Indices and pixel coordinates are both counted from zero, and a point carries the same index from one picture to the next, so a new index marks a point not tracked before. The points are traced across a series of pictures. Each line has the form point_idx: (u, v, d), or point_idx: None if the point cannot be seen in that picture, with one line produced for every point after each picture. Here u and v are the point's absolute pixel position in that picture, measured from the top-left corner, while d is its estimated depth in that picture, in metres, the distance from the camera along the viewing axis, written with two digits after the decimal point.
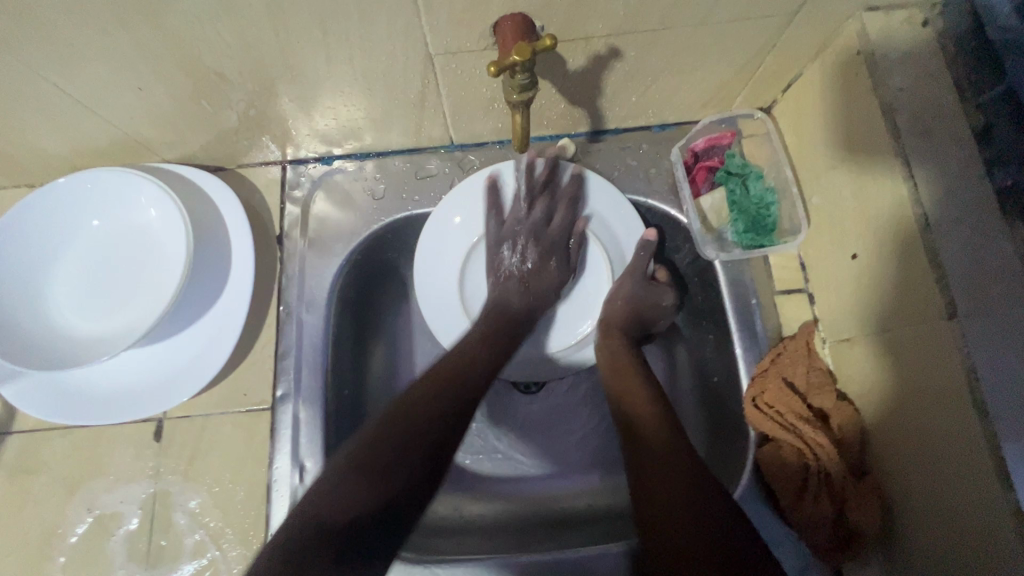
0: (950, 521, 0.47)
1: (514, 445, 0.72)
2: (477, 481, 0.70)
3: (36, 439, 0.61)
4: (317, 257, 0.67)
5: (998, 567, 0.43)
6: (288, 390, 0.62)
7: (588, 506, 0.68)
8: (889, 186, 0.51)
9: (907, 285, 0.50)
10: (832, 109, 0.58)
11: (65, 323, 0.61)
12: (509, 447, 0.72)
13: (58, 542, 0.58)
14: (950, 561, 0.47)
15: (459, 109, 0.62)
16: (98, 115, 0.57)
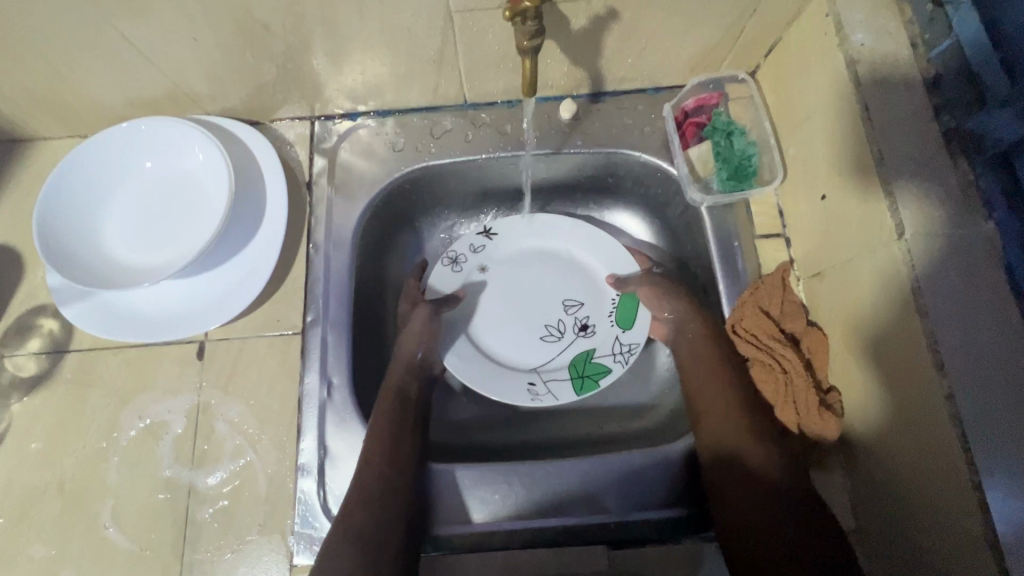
0: (902, 419, 0.53)
1: None
2: (478, 409, 0.77)
3: (91, 356, 0.68)
4: (343, 201, 0.74)
5: (932, 459, 0.50)
6: (317, 315, 0.69)
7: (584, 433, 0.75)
8: (852, 131, 0.58)
9: (866, 217, 0.57)
10: (805, 69, 0.65)
11: (118, 252, 0.69)
12: None
13: (112, 445, 0.65)
14: (900, 454, 0.54)
15: (474, 68, 0.69)
16: (154, 66, 0.64)
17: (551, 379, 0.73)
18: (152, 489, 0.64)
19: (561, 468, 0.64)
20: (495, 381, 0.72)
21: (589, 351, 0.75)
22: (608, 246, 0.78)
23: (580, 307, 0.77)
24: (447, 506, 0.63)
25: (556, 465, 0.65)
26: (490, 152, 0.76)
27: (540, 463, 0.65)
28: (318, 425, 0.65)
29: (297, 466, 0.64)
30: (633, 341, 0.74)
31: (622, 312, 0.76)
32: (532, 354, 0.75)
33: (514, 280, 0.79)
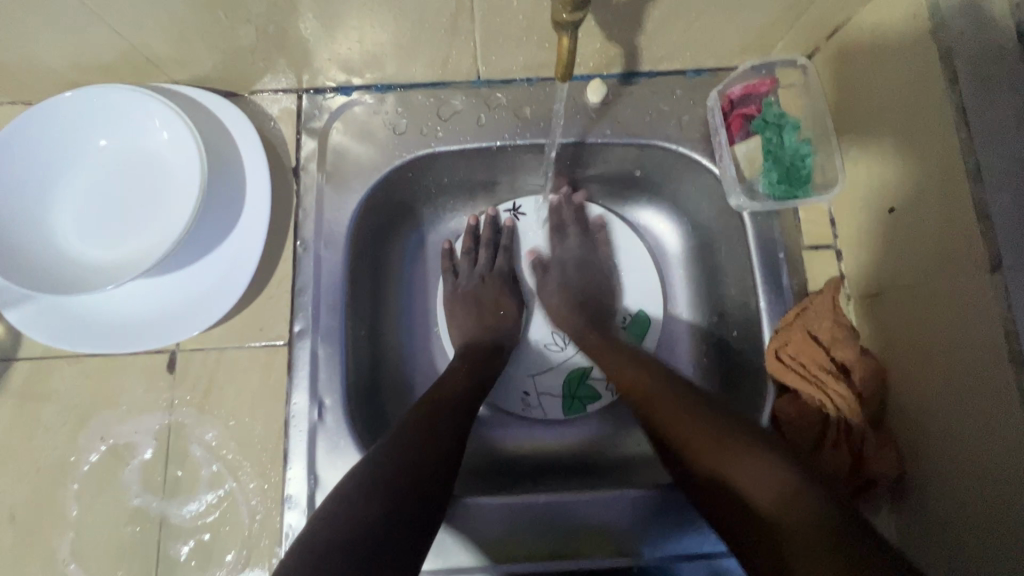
0: (972, 468, 0.48)
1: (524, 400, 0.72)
2: (489, 424, 0.72)
3: (43, 367, 0.59)
4: (336, 191, 0.64)
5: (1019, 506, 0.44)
6: (306, 325, 0.61)
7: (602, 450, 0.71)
8: (939, 135, 0.50)
9: (947, 238, 0.50)
10: (880, 57, 0.56)
11: (71, 248, 0.59)
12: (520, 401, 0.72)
13: (70, 470, 0.57)
14: (967, 507, 0.48)
15: (492, 39, 0.59)
16: (105, 25, 0.53)
17: (545, 392, 0.73)
18: (118, 521, 0.56)
19: (577, 502, 0.59)
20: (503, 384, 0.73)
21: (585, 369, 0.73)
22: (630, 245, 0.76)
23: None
24: (459, 542, 0.58)
25: (571, 498, 0.59)
26: (506, 139, 0.66)
27: (558, 494, 0.59)
28: (307, 451, 0.58)
29: (283, 498, 0.57)
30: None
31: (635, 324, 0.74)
32: (539, 361, 0.74)
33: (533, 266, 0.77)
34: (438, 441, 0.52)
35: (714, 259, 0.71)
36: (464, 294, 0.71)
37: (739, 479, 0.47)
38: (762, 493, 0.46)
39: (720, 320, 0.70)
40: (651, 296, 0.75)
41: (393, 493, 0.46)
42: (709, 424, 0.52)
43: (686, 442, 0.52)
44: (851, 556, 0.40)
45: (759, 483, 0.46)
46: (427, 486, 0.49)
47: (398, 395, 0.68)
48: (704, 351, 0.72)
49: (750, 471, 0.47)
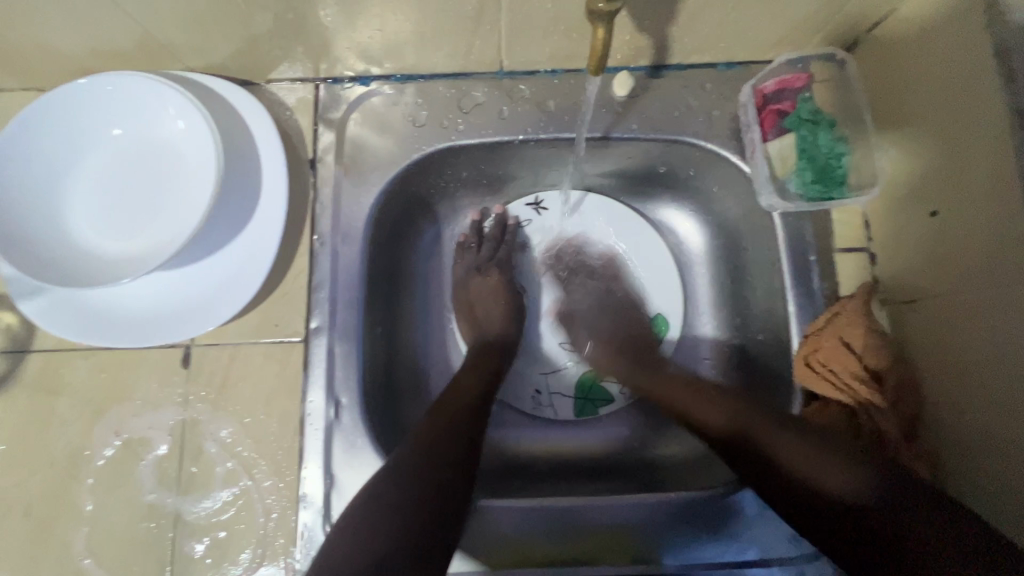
0: (1006, 475, 0.47)
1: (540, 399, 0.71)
2: (505, 425, 0.70)
3: (58, 359, 0.59)
4: (354, 184, 0.63)
5: None
6: (323, 322, 0.60)
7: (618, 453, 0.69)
8: (989, 137, 0.47)
9: (993, 245, 0.47)
10: (927, 53, 0.53)
11: (84, 239, 0.57)
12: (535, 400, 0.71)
13: (85, 463, 0.57)
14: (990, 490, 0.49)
15: (517, 29, 0.56)
16: (120, 9, 0.51)
17: (558, 392, 0.72)
18: (133, 516, 0.56)
19: (590, 508, 0.57)
20: (518, 380, 0.72)
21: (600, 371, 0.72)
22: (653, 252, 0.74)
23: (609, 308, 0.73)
24: (475, 543, 0.57)
25: (584, 504, 0.58)
26: (528, 133, 0.64)
27: (575, 501, 0.58)
28: (323, 451, 0.57)
29: (299, 497, 0.56)
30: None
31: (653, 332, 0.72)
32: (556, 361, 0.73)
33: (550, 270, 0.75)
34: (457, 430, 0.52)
35: (739, 260, 0.69)
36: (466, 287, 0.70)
37: (804, 471, 0.47)
38: (833, 476, 0.46)
39: (744, 323, 0.68)
40: (671, 305, 0.72)
41: (407, 501, 0.46)
42: (773, 427, 0.51)
43: (745, 450, 0.51)
44: (926, 517, 0.42)
45: (827, 472, 0.46)
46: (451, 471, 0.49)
47: (414, 392, 0.66)
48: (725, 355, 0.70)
49: (822, 467, 0.46)
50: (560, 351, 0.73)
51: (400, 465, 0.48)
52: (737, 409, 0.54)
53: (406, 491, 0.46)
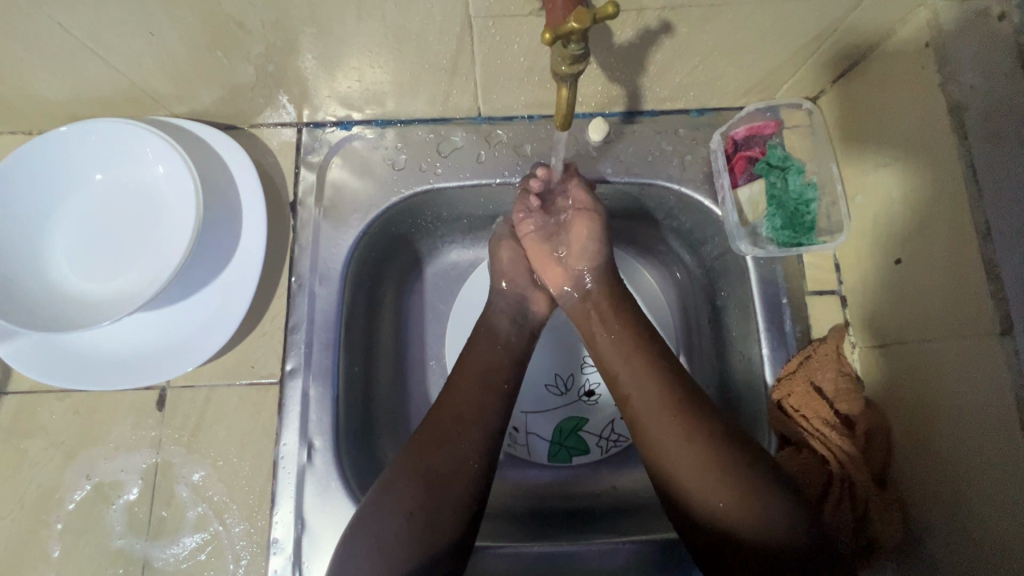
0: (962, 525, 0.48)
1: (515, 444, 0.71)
2: None
3: (32, 401, 0.59)
4: (333, 227, 0.64)
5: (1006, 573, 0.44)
6: (298, 363, 0.60)
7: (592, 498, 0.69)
8: (948, 189, 0.48)
9: (958, 296, 0.48)
10: (892, 106, 0.54)
11: (63, 282, 0.58)
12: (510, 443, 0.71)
13: (55, 507, 0.56)
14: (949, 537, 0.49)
15: (492, 79, 0.58)
16: (104, 61, 0.52)
17: (532, 432, 0.71)
18: (101, 562, 0.55)
19: (563, 554, 0.58)
20: None
21: (580, 419, 0.72)
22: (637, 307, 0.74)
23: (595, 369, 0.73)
24: None
25: (557, 549, 0.58)
26: (505, 176, 0.66)
27: (554, 545, 0.58)
28: (295, 495, 0.56)
29: (269, 542, 0.56)
30: (622, 432, 0.71)
31: None
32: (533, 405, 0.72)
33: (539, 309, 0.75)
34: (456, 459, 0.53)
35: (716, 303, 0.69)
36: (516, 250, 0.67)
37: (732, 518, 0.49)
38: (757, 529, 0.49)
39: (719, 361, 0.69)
40: None
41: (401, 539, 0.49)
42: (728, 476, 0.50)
43: (713, 499, 0.50)
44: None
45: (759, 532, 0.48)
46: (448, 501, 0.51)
47: (392, 432, 0.66)
48: None
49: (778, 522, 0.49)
50: (542, 392, 0.73)
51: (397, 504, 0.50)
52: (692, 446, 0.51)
53: (406, 532, 0.49)
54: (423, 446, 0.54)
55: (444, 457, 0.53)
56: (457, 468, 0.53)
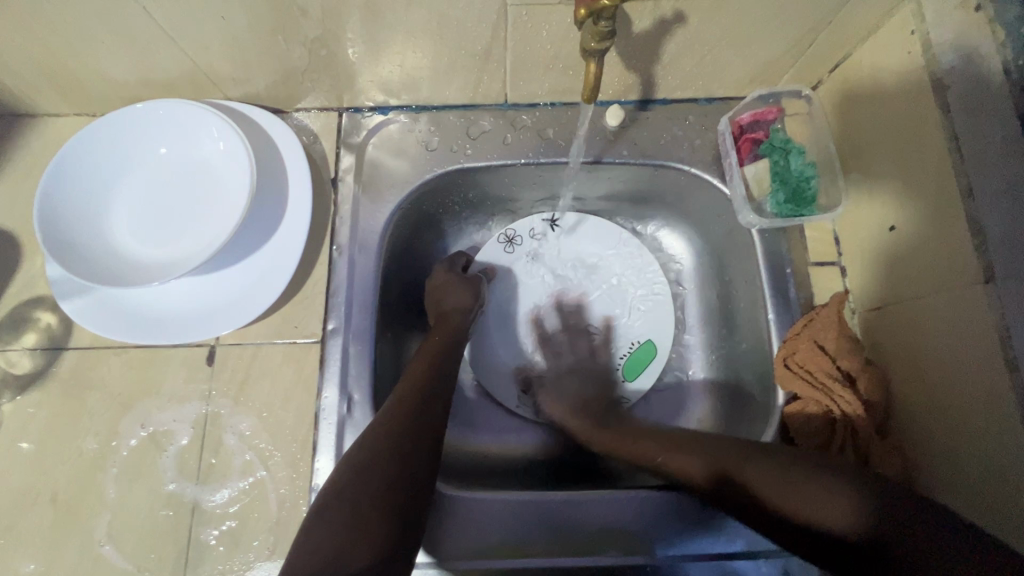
0: (961, 462, 0.52)
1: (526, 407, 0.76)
2: (491, 425, 0.76)
3: (91, 356, 0.63)
4: (370, 201, 0.69)
5: (1005, 502, 0.47)
6: (339, 323, 0.65)
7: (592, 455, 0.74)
8: (934, 159, 0.54)
9: (946, 251, 0.53)
10: (880, 87, 0.60)
11: (124, 245, 0.63)
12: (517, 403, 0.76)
13: (111, 454, 0.60)
14: (952, 478, 0.53)
15: (521, 66, 0.64)
16: (177, 46, 0.59)
17: (541, 392, 0.77)
18: (153, 505, 0.59)
19: (577, 501, 0.61)
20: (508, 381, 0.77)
21: None
22: (646, 276, 0.79)
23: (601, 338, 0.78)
24: (463, 532, 0.59)
25: (570, 496, 0.61)
26: (529, 157, 0.71)
27: (569, 494, 0.61)
28: (335, 444, 0.61)
29: (311, 488, 0.60)
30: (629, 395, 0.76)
31: (637, 357, 0.77)
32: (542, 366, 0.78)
33: (558, 275, 0.81)
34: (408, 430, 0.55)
35: (724, 276, 0.75)
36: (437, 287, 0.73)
37: (798, 509, 0.49)
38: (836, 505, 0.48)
39: (730, 333, 0.74)
40: (659, 331, 0.77)
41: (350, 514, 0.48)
42: (781, 468, 0.52)
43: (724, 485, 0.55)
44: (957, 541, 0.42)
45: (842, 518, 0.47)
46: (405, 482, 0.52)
47: None
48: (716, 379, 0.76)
49: (804, 492, 0.50)
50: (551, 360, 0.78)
51: (350, 484, 0.50)
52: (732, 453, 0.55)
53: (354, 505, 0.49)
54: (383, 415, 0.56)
55: (391, 435, 0.54)
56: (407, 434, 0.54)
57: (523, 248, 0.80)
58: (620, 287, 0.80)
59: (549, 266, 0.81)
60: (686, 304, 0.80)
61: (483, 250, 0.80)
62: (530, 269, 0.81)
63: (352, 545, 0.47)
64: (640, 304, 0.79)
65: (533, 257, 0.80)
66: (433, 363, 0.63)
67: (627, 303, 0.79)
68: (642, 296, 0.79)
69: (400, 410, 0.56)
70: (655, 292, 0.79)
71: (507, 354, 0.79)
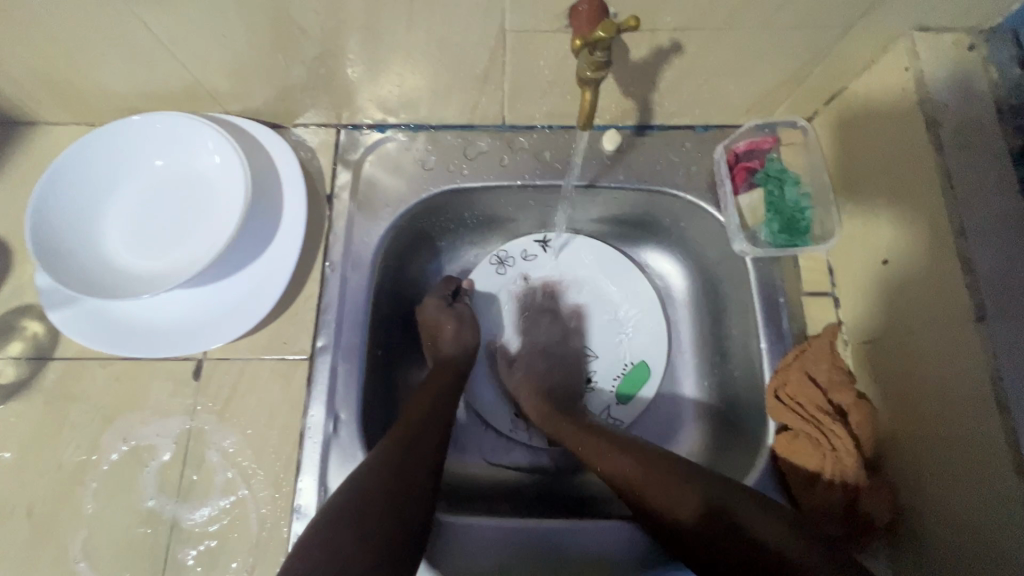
0: (949, 501, 0.51)
1: (517, 430, 0.76)
2: (479, 447, 0.75)
3: (76, 367, 0.63)
4: (365, 218, 0.69)
5: (999, 545, 0.47)
6: (328, 341, 0.64)
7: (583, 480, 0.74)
8: (927, 193, 0.54)
9: (939, 287, 0.53)
10: (874, 117, 0.60)
11: (114, 256, 0.63)
12: (507, 427, 0.76)
13: (91, 468, 0.59)
14: (941, 519, 0.52)
15: (519, 90, 0.65)
16: (176, 60, 0.59)
17: None
18: (131, 522, 0.58)
19: (565, 530, 0.60)
20: (497, 402, 0.77)
21: (579, 406, 0.77)
22: (641, 299, 0.79)
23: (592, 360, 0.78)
24: (449, 556, 0.58)
25: (559, 524, 0.60)
26: (525, 179, 0.71)
27: (559, 521, 0.60)
28: (319, 464, 0.60)
29: (293, 508, 0.59)
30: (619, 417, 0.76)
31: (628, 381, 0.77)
32: None
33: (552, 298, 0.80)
34: (415, 455, 0.56)
35: (717, 303, 0.75)
36: (425, 322, 0.74)
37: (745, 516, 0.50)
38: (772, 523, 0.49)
39: (723, 361, 0.74)
40: (652, 354, 0.77)
41: (349, 528, 0.49)
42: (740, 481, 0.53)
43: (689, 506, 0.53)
44: None
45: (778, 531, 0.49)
46: (403, 504, 0.52)
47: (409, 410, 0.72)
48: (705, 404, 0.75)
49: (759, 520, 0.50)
50: None
51: (350, 503, 0.51)
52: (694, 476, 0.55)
53: (351, 523, 0.49)
54: (388, 439, 0.57)
55: (391, 460, 0.55)
56: (414, 462, 0.56)
57: (514, 270, 0.80)
58: (613, 310, 0.80)
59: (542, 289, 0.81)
60: (677, 329, 0.80)
61: (475, 272, 0.80)
62: (523, 291, 0.80)
63: (359, 552, 0.47)
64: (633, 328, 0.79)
65: (525, 278, 0.80)
66: (432, 397, 0.64)
67: (620, 326, 0.79)
68: (635, 321, 0.79)
69: (402, 436, 0.58)
70: (648, 317, 0.79)
71: (498, 376, 0.78)
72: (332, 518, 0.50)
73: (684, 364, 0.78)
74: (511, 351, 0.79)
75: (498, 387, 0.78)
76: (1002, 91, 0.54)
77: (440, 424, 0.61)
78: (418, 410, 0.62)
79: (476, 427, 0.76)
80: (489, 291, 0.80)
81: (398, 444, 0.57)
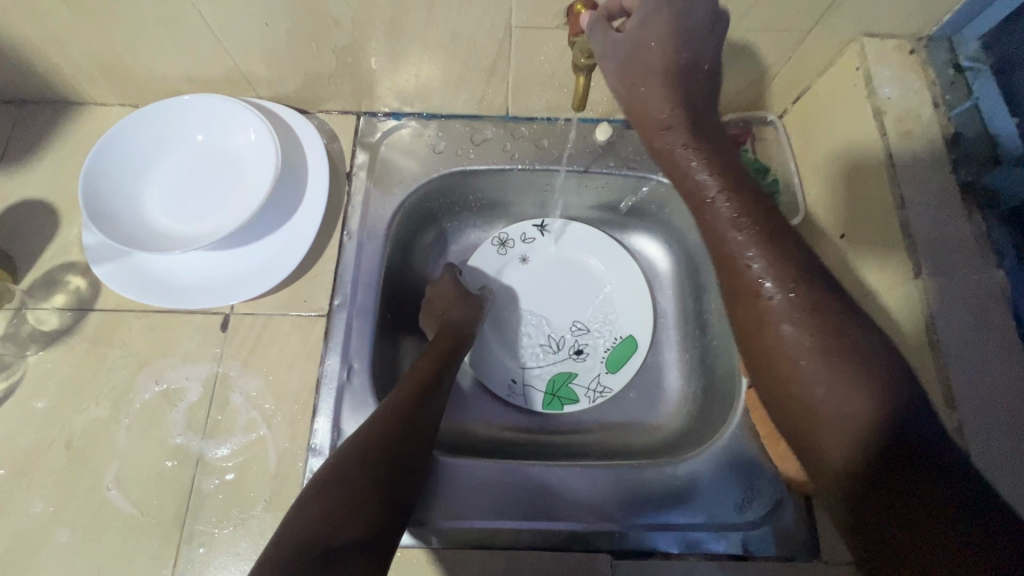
0: None
1: (513, 394, 0.82)
2: (478, 410, 0.81)
3: (115, 317, 0.69)
4: (381, 194, 0.77)
5: None
6: (345, 299, 0.71)
7: (575, 441, 0.80)
8: (875, 172, 0.62)
9: (887, 253, 0.60)
10: (831, 111, 0.69)
11: (155, 219, 0.70)
12: (505, 391, 0.82)
13: (125, 406, 0.65)
14: None
15: (521, 82, 0.73)
16: (221, 46, 0.67)
17: (529, 382, 0.83)
18: (160, 455, 0.64)
19: (548, 476, 0.65)
20: (495, 369, 0.83)
21: (572, 374, 0.83)
22: (630, 278, 0.86)
23: (584, 333, 0.85)
24: (447, 495, 0.64)
25: (543, 471, 0.66)
26: (525, 163, 0.79)
27: (543, 467, 0.66)
28: (334, 407, 0.66)
29: (310, 446, 0.64)
30: (609, 385, 0.81)
31: (616, 353, 0.83)
32: (526, 357, 0.84)
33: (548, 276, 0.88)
34: (421, 403, 0.62)
35: (698, 281, 0.82)
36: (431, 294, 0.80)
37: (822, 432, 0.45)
38: (848, 407, 0.43)
39: (703, 333, 0.81)
40: (639, 328, 0.83)
41: (356, 471, 0.55)
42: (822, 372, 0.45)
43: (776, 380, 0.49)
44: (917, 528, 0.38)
45: (850, 446, 0.43)
46: (406, 445, 0.58)
47: None
48: (688, 374, 0.82)
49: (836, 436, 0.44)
50: (536, 351, 0.85)
51: (357, 446, 0.57)
52: (782, 334, 0.48)
53: (359, 464, 0.55)
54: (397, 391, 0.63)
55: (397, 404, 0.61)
56: (418, 409, 0.61)
57: (515, 250, 0.88)
58: (604, 288, 0.87)
59: (539, 268, 0.88)
60: (663, 307, 0.87)
61: (477, 251, 0.87)
62: (522, 269, 0.87)
63: (349, 513, 0.52)
64: (622, 304, 0.85)
65: (524, 257, 0.88)
66: (438, 361, 0.70)
67: (610, 302, 0.86)
68: (625, 298, 0.86)
69: (409, 386, 0.64)
70: (637, 294, 0.85)
71: (496, 345, 0.85)
72: (340, 464, 0.55)
73: (668, 339, 0.85)
74: (510, 324, 0.86)
75: (497, 356, 0.84)
76: (938, 88, 0.63)
77: (442, 381, 0.67)
78: (424, 367, 0.68)
79: (476, 392, 0.83)
80: (489, 268, 0.87)
81: (405, 392, 0.63)
